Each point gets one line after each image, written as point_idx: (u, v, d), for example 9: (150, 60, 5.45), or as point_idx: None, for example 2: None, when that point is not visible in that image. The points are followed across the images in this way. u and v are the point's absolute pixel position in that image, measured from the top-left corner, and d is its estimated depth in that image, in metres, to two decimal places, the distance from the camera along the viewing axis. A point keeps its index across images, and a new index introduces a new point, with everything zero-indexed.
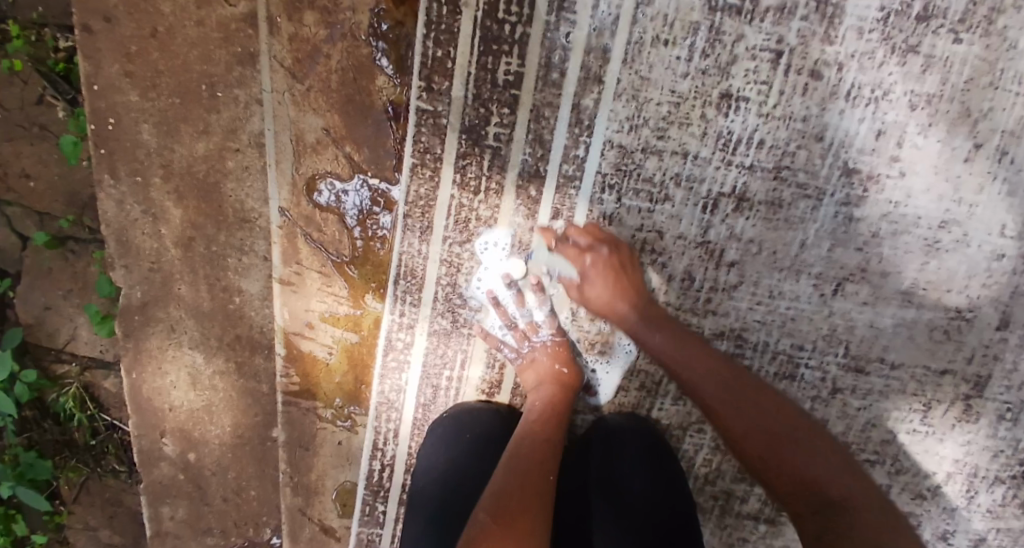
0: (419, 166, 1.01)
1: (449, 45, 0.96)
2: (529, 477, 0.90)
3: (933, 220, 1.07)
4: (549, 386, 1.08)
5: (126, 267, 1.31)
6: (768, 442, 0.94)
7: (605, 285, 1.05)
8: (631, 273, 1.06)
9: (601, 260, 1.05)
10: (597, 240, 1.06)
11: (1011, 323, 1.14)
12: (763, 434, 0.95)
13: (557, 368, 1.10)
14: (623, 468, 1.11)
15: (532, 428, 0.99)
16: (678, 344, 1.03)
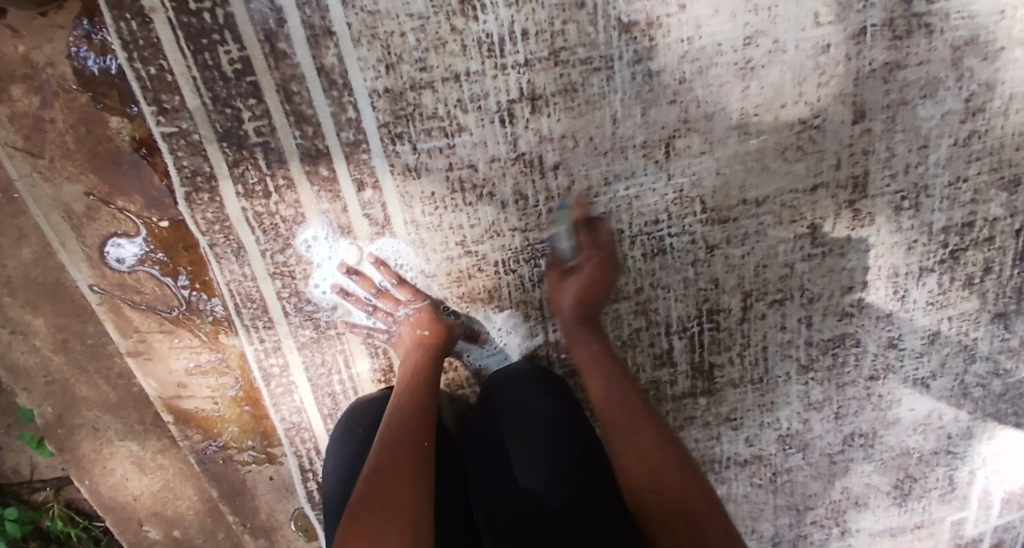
0: (194, 193, 0.97)
1: (158, 58, 0.90)
2: (398, 453, 0.88)
3: (734, 40, 1.00)
4: (413, 355, 1.05)
5: (26, 389, 1.33)
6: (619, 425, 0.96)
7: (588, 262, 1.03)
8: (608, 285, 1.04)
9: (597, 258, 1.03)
10: (613, 241, 1.04)
11: (868, 111, 1.06)
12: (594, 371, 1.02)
13: (418, 332, 1.06)
14: (538, 435, 1.04)
15: (399, 407, 0.96)
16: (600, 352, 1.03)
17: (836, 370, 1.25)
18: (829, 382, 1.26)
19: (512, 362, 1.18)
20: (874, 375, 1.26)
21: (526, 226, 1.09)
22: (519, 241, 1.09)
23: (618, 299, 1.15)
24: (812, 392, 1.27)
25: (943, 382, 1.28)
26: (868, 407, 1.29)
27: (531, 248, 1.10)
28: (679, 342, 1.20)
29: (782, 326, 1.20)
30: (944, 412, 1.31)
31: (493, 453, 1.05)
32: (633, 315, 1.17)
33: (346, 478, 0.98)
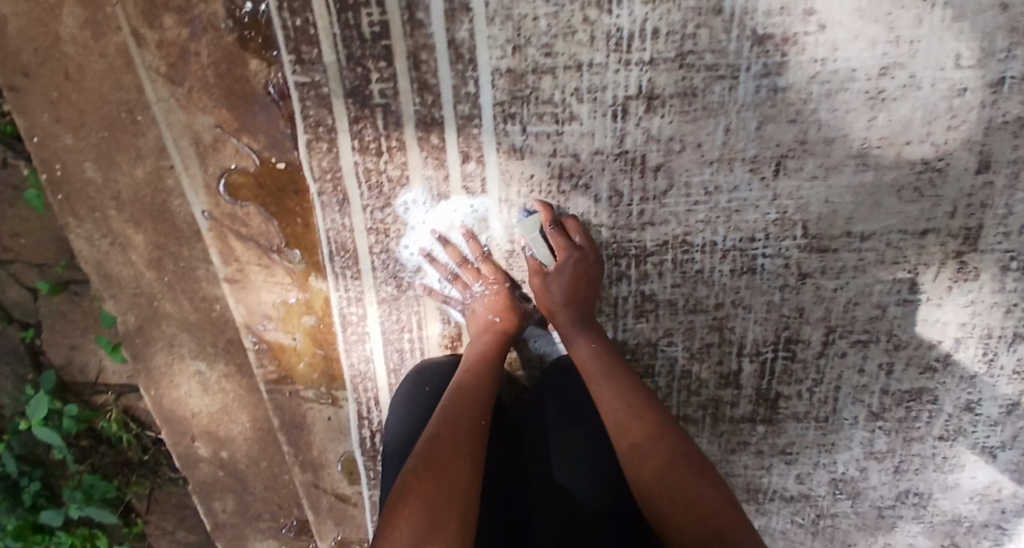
0: (314, 142, 1.02)
1: (305, 11, 0.93)
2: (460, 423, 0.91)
3: (870, 68, 0.97)
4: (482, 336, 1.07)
5: (114, 297, 1.41)
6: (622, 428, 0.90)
7: (570, 265, 1.03)
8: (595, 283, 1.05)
9: (576, 257, 1.03)
10: (588, 242, 1.05)
11: (993, 164, 1.02)
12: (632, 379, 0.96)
13: (490, 317, 1.08)
14: (583, 436, 1.04)
15: (466, 375, 0.99)
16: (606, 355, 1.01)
17: (906, 423, 1.22)
18: (896, 433, 1.23)
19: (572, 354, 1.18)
20: (944, 435, 1.22)
21: (616, 223, 1.09)
22: (607, 237, 1.10)
23: (695, 311, 1.14)
24: (877, 440, 1.23)
25: (1010, 455, 1.23)
26: (930, 465, 1.25)
27: (617, 245, 1.10)
28: (749, 366, 1.18)
29: (860, 368, 1.17)
30: (1005, 486, 1.25)
31: (535, 439, 1.08)
32: (708, 330, 1.16)
33: (405, 438, 1.03)
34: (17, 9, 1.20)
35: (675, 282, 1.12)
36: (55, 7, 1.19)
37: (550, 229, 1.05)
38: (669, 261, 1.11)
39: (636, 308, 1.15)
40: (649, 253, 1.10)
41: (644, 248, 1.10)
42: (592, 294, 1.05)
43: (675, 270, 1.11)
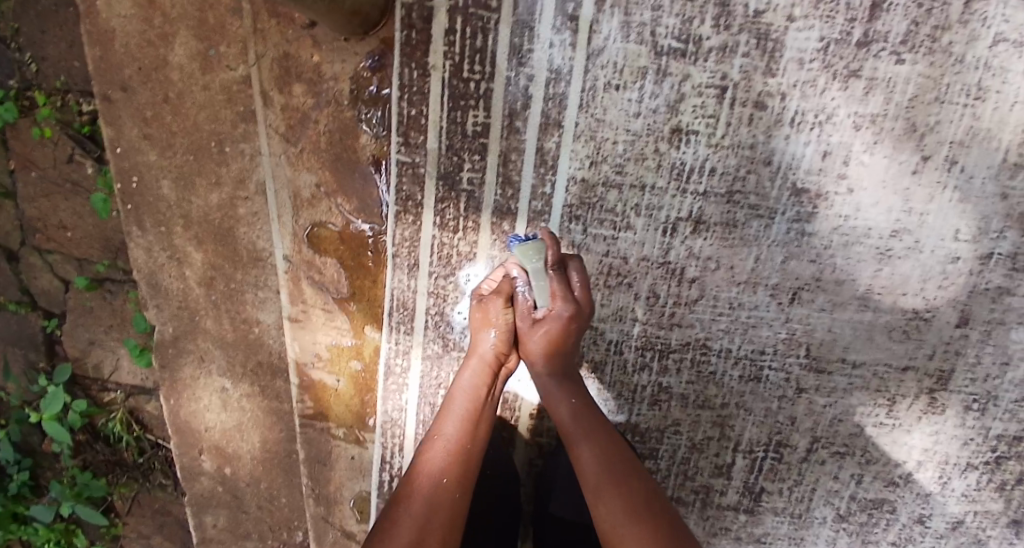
0: (402, 213, 1.14)
1: (422, 104, 1.08)
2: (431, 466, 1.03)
3: (883, 230, 1.15)
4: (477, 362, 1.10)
5: (157, 306, 1.48)
6: (618, 529, 0.97)
7: (556, 314, 1.05)
8: (574, 333, 1.06)
9: (571, 312, 1.05)
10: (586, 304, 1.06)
11: (970, 320, 1.20)
12: (605, 443, 1.04)
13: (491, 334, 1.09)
14: None
15: (448, 450, 1.04)
16: (587, 421, 1.06)
17: (866, 527, 1.38)
18: (857, 535, 1.39)
19: None
20: (896, 542, 1.39)
21: (649, 320, 1.23)
22: (638, 330, 1.24)
23: (702, 406, 1.29)
24: (840, 539, 1.39)
25: None
26: None
27: (645, 339, 1.24)
28: (742, 460, 1.33)
29: (835, 476, 1.34)
30: None
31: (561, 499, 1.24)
32: (711, 424, 1.31)
33: None
34: (130, 32, 1.29)
35: (690, 378, 1.27)
36: (169, 38, 1.29)
37: (552, 268, 1.05)
38: (688, 360, 1.26)
39: (652, 395, 1.29)
40: (672, 350, 1.25)
41: (669, 345, 1.25)
42: (569, 350, 1.08)
43: (692, 368, 1.26)
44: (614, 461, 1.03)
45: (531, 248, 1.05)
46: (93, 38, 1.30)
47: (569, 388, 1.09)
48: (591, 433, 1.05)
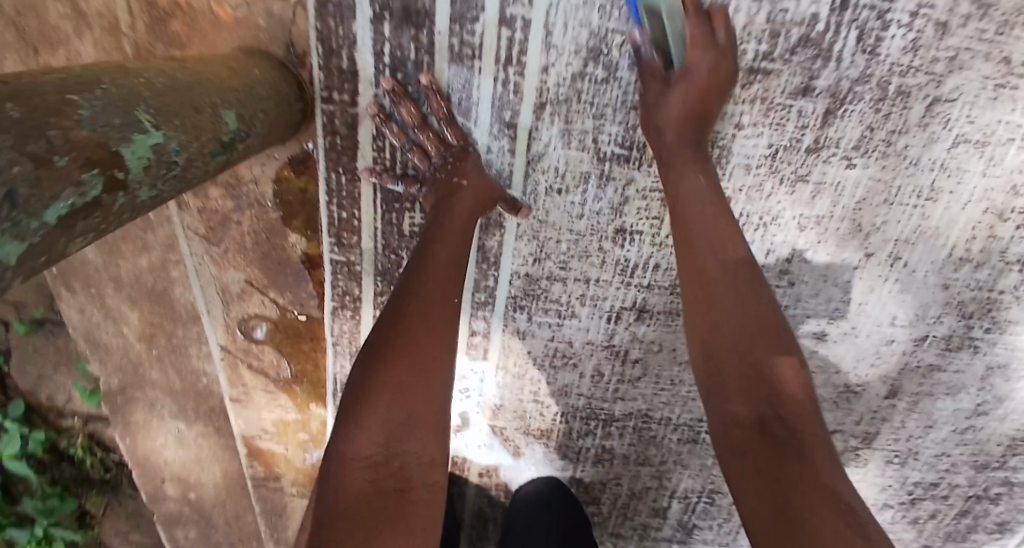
0: (339, 308, 1.11)
1: (352, 208, 1.01)
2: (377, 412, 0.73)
3: (821, 317, 1.15)
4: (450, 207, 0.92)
5: (100, 359, 1.45)
6: (739, 356, 0.78)
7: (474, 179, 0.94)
8: (719, 96, 0.88)
9: (484, 185, 0.94)
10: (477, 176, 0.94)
11: (899, 392, 1.25)
12: (763, 314, 0.80)
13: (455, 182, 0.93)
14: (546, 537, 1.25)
15: (416, 358, 0.77)
16: (707, 177, 0.88)
17: None
18: None
19: (533, 480, 1.35)
20: None
21: (593, 394, 1.24)
22: (583, 403, 1.25)
23: (643, 463, 1.34)
24: None
25: None
26: None
27: (590, 410, 1.26)
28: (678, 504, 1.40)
29: None
30: None
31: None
32: (651, 477, 1.36)
33: None
34: None
35: (633, 441, 1.31)
36: None
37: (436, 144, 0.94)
38: (631, 426, 1.29)
39: (596, 455, 1.32)
40: (616, 419, 1.27)
41: (613, 414, 1.27)
42: (747, 281, 0.82)
43: (634, 432, 1.29)
44: (712, 253, 0.83)
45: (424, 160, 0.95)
46: None
47: (746, 292, 0.81)
48: (715, 217, 0.85)
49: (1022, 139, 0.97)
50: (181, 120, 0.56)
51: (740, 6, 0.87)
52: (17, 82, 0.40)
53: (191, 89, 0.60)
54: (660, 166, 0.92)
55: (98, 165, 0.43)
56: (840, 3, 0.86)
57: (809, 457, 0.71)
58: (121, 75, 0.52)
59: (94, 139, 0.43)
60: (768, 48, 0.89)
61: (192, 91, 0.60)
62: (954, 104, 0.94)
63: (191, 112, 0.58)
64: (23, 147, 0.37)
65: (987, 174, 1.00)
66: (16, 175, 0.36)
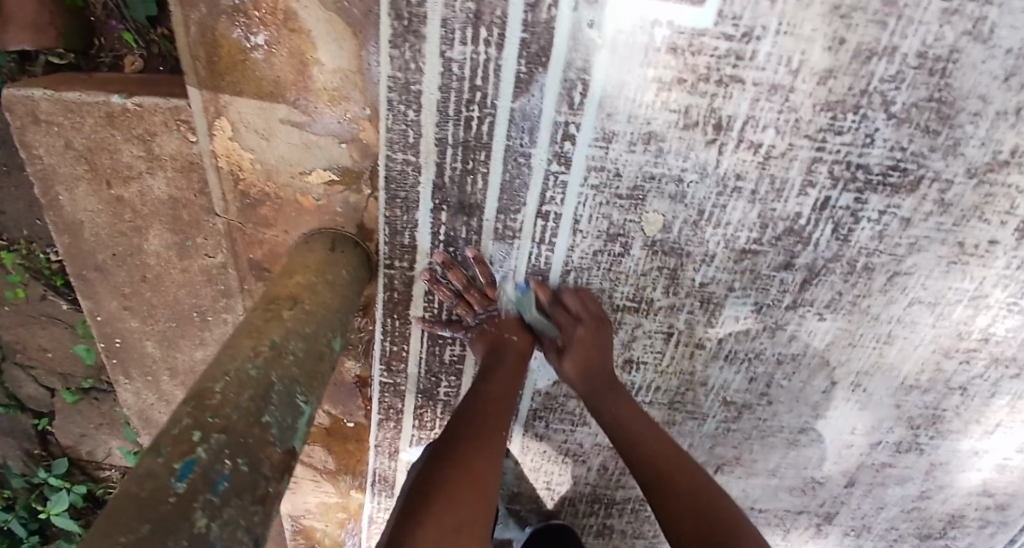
0: (384, 419, 1.28)
1: (403, 342, 1.18)
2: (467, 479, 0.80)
3: (794, 427, 1.36)
4: (502, 348, 1.08)
5: (151, 434, 1.61)
6: (648, 464, 1.00)
7: (576, 333, 1.08)
8: (601, 342, 1.10)
9: (582, 332, 1.08)
10: (585, 309, 1.09)
11: (856, 482, 1.47)
12: (645, 446, 1.02)
13: (510, 335, 1.10)
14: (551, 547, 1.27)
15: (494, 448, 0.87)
16: (608, 381, 1.10)
17: None
18: None
19: None
20: None
21: (598, 482, 1.43)
22: (588, 488, 1.44)
23: (637, 535, 1.54)
24: None
25: None
26: None
27: (595, 494, 1.45)
28: None
29: None
30: None
31: None
32: (643, 547, 1.57)
33: None
34: (99, 224, 1.30)
35: (630, 519, 1.51)
36: (142, 230, 1.30)
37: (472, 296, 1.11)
38: (628, 508, 1.48)
39: (597, 529, 1.52)
40: (616, 502, 1.47)
41: (615, 498, 1.46)
42: (604, 363, 1.10)
43: (631, 512, 1.49)
44: (614, 404, 1.08)
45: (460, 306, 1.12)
46: (61, 226, 1.30)
47: (608, 377, 1.10)
48: (611, 386, 1.09)
49: (964, 301, 1.18)
50: (311, 379, 0.81)
51: (737, 206, 1.06)
52: (242, 431, 0.65)
53: (316, 339, 0.85)
54: (557, 360, 1.12)
55: (286, 469, 0.69)
56: (820, 204, 1.07)
57: (731, 510, 0.93)
58: (280, 366, 0.77)
59: (281, 452, 0.69)
60: (757, 236, 1.10)
61: (315, 341, 0.85)
62: (910, 276, 1.15)
63: (316, 366, 0.83)
64: (255, 499, 0.62)
65: (936, 324, 1.21)
66: (254, 520, 0.61)
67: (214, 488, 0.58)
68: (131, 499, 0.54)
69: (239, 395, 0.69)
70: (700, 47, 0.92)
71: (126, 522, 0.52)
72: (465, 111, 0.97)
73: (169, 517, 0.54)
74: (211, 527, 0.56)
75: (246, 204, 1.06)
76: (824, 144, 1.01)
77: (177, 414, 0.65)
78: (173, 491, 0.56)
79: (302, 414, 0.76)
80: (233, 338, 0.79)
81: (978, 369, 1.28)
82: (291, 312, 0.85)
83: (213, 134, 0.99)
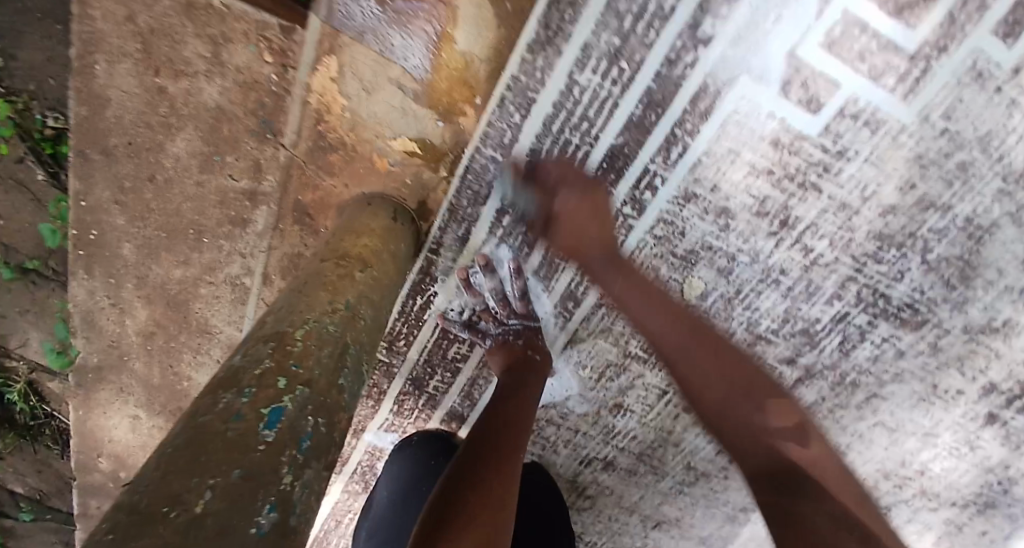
0: (364, 396, 1.28)
1: (414, 328, 1.19)
2: (487, 496, 0.82)
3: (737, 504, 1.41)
4: (518, 367, 1.09)
5: (87, 338, 1.45)
6: (717, 367, 0.90)
7: (569, 197, 0.95)
8: (606, 220, 0.95)
9: (571, 197, 0.94)
10: (569, 176, 0.96)
11: None
12: (746, 376, 0.89)
13: (529, 353, 1.11)
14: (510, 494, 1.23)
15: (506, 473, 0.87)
16: (650, 302, 0.94)
17: None
18: None
19: None
20: None
21: None
22: None
23: None
24: None
25: None
26: None
27: None
28: None
29: None
30: None
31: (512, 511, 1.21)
32: None
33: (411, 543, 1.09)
34: (128, 107, 1.19)
35: None
36: (172, 129, 1.20)
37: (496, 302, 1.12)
38: None
39: None
40: None
41: None
42: (619, 261, 0.95)
43: None
44: (685, 360, 0.92)
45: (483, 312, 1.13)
46: (81, 94, 1.18)
47: (679, 317, 0.93)
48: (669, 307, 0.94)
49: (919, 435, 1.29)
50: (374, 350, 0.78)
51: (770, 296, 1.13)
52: (324, 387, 0.60)
53: (380, 308, 0.82)
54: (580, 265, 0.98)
55: None
56: (838, 317, 1.14)
57: (762, 420, 0.87)
58: (356, 329, 0.72)
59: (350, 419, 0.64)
60: (776, 327, 1.16)
61: (381, 311, 0.81)
62: (885, 401, 1.24)
63: (377, 337, 0.79)
64: (329, 465, 0.56)
65: (888, 448, 1.31)
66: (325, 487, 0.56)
67: (298, 445, 0.53)
68: (218, 438, 0.49)
69: (322, 348, 0.64)
70: (799, 149, 0.97)
71: (217, 462, 0.47)
72: (565, 133, 0.97)
73: (260, 467, 0.48)
74: (295, 486, 0.50)
75: (317, 147, 1.03)
76: (862, 267, 1.08)
77: (257, 353, 0.60)
78: (262, 439, 0.50)
79: (365, 383, 0.71)
80: (308, 286, 0.75)
81: (905, 495, 1.38)
82: (362, 275, 0.81)
83: (314, 69, 0.99)
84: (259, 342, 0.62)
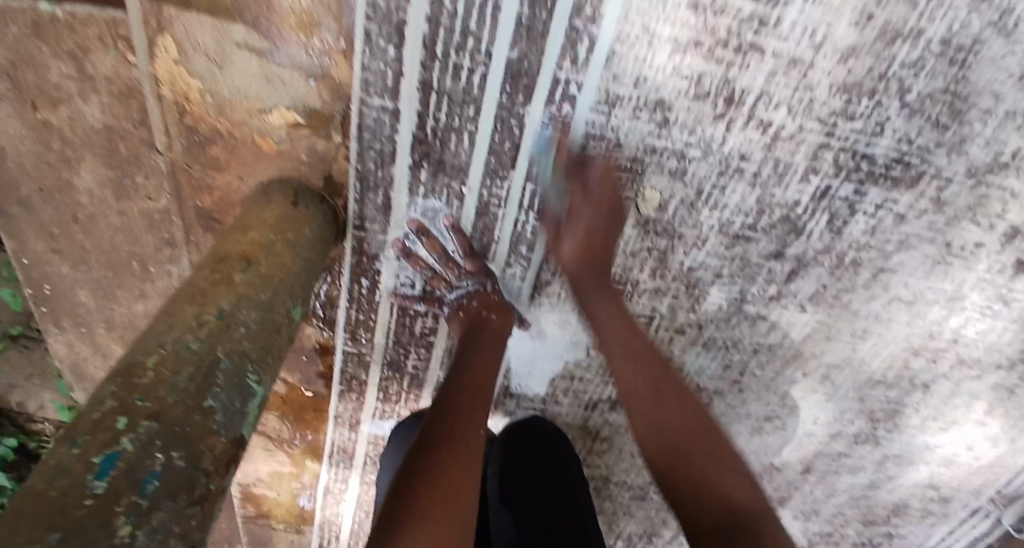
0: (346, 390, 1.22)
1: (371, 311, 1.11)
2: (450, 468, 0.76)
3: (760, 415, 1.35)
4: (472, 330, 1.02)
5: (85, 390, 1.40)
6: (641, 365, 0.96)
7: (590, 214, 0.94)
8: (616, 205, 0.95)
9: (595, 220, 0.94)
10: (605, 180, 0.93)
11: (812, 468, 1.47)
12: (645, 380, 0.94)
13: (484, 312, 1.03)
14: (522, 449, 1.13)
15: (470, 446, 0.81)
16: (614, 307, 1.00)
17: None
18: None
19: None
20: None
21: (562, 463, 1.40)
22: None
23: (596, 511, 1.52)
24: None
25: None
26: None
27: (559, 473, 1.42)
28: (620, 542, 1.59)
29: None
30: None
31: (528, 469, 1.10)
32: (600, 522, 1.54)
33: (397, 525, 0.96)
34: (24, 153, 1.05)
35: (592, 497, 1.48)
36: (73, 164, 1.06)
37: (439, 261, 1.03)
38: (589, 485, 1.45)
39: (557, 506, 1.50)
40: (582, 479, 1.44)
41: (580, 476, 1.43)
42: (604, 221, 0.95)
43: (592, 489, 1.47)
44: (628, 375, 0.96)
45: (434, 277, 1.05)
46: None
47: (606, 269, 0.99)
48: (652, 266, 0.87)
49: (944, 301, 1.16)
50: (265, 354, 0.75)
51: (737, 189, 1.01)
52: (179, 417, 0.57)
53: (271, 308, 0.79)
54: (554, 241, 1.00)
55: (232, 459, 0.63)
56: (820, 194, 1.02)
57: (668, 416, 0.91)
58: (228, 340, 0.69)
59: (227, 441, 0.63)
60: (752, 221, 1.05)
61: (270, 312, 0.79)
62: (894, 274, 1.12)
63: (270, 339, 0.77)
64: (192, 499, 0.56)
65: (911, 323, 1.19)
66: (189, 526, 0.55)
67: (140, 490, 0.51)
68: (39, 500, 0.47)
69: (178, 373, 0.61)
70: (724, 7, 0.84)
71: (32, 525, 0.45)
72: (452, 56, 0.86)
73: (89, 533, 0.47)
74: (135, 537, 0.49)
75: (193, 141, 0.97)
76: (832, 130, 0.95)
77: (99, 395, 0.56)
78: (89, 492, 0.48)
79: (252, 396, 0.69)
80: (172, 304, 0.71)
81: (942, 368, 1.26)
82: (243, 277, 0.78)
83: (154, 55, 0.89)
84: (105, 380, 0.58)
